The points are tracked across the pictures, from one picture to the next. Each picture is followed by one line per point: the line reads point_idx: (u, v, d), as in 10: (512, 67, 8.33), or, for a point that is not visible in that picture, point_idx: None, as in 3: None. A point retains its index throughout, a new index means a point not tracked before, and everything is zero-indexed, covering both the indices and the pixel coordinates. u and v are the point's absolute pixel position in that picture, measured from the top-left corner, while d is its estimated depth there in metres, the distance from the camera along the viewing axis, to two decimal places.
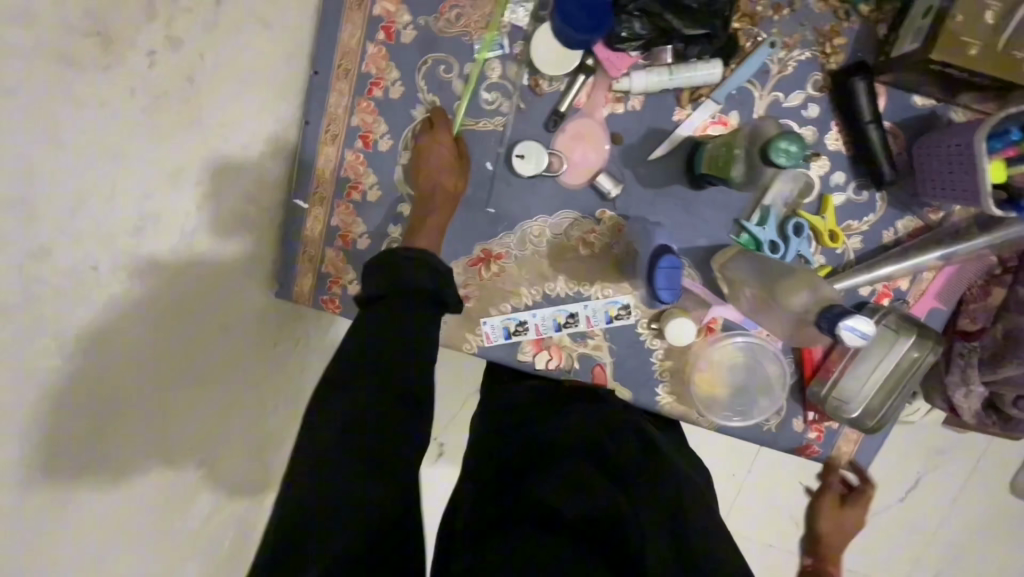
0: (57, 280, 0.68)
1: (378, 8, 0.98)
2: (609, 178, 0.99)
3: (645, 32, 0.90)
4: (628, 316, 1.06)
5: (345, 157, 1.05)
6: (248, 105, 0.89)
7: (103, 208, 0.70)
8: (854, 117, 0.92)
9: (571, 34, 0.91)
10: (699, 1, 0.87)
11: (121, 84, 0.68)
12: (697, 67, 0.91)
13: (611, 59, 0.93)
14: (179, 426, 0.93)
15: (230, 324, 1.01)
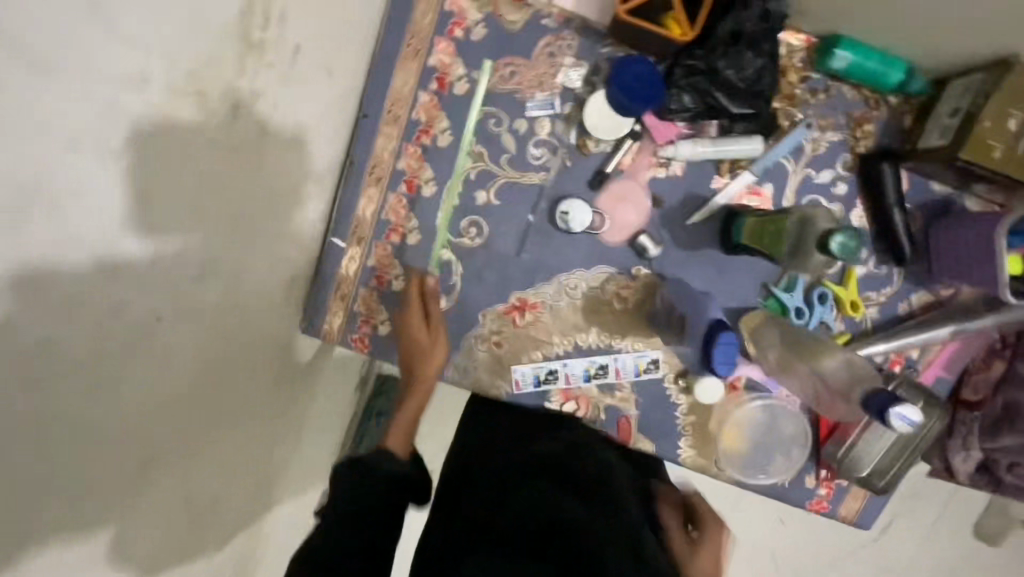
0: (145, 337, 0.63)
1: (434, 59, 0.99)
2: (650, 240, 1.02)
3: (694, 106, 0.94)
4: (656, 370, 1.09)
5: (387, 201, 1.05)
6: (305, 149, 0.88)
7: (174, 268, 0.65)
8: (880, 198, 0.98)
9: (627, 105, 0.94)
10: (745, 82, 0.93)
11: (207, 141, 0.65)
12: (740, 142, 0.96)
13: (658, 127, 0.97)
14: (199, 445, 0.76)
15: (266, 363, 0.96)
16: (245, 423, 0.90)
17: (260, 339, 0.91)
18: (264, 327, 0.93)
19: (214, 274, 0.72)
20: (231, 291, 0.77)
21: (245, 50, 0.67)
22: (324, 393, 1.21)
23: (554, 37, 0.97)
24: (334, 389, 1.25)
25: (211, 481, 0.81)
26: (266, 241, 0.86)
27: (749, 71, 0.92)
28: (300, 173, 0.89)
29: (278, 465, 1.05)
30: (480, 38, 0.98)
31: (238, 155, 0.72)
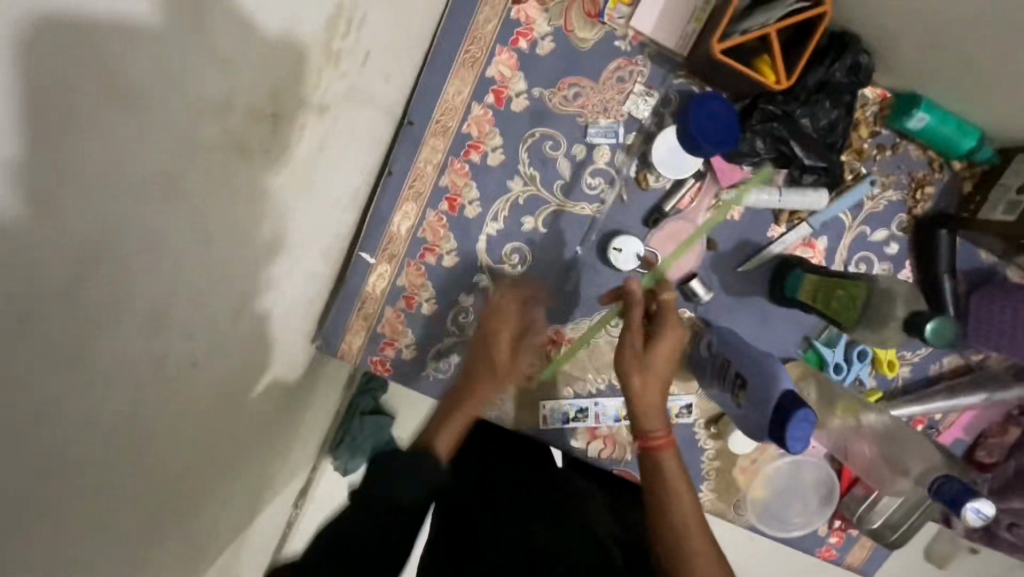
0: (168, 370, 0.55)
1: (493, 70, 0.91)
2: (701, 284, 0.97)
3: (765, 153, 0.90)
4: (688, 415, 1.06)
5: (426, 217, 0.96)
6: (350, 158, 0.79)
7: (202, 290, 0.56)
8: (931, 263, 0.96)
9: (699, 145, 0.88)
10: (819, 133, 0.89)
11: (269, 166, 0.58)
12: (806, 194, 0.92)
13: (725, 169, 0.93)
14: (188, 452, 0.66)
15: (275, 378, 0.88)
16: (245, 457, 0.87)
17: (268, 362, 0.83)
18: (276, 346, 0.84)
19: (247, 307, 0.67)
20: (247, 321, 0.69)
21: (309, 65, 0.60)
22: (318, 401, 1.18)
23: (626, 61, 0.91)
24: (325, 396, 1.21)
25: (216, 500, 0.79)
26: (295, 256, 0.77)
27: (823, 123, 0.89)
28: (340, 185, 0.80)
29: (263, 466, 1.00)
30: (545, 52, 0.91)
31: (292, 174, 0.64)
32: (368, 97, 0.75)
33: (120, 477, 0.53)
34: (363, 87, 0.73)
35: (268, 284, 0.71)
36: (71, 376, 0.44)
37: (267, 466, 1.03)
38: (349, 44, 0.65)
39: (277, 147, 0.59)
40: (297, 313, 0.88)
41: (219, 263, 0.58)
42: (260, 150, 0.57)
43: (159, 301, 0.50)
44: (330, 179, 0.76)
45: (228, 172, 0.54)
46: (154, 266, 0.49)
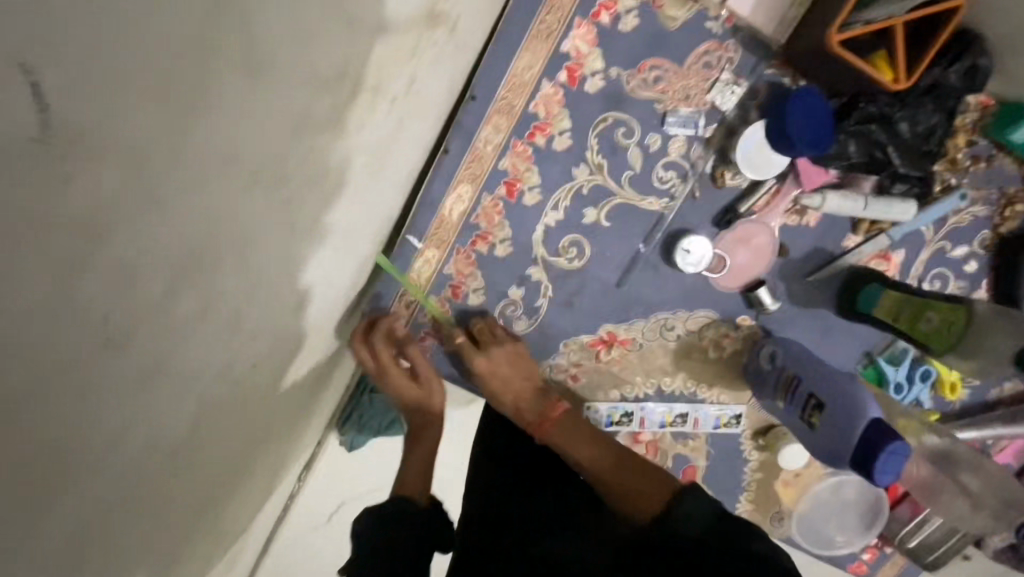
0: (224, 363, 0.48)
1: (569, 44, 0.83)
2: (768, 293, 0.92)
3: (857, 157, 0.83)
4: (737, 425, 1.01)
5: (481, 202, 0.89)
6: (416, 132, 0.71)
7: (267, 273, 0.48)
8: (1013, 283, 0.90)
9: (789, 146, 0.81)
10: (917, 139, 0.83)
11: (353, 144, 0.52)
12: (893, 205, 0.86)
13: (809, 171, 0.86)
14: (224, 446, 0.58)
15: (307, 363, 0.80)
16: (258, 456, 0.79)
17: (303, 348, 0.75)
18: (314, 337, 0.77)
19: (298, 300, 0.61)
20: (294, 315, 0.62)
21: (406, 34, 0.52)
22: (332, 386, 1.09)
23: (715, 45, 0.84)
24: (339, 378, 1.13)
25: (227, 495, 0.70)
26: (348, 238, 0.69)
27: (920, 127, 0.82)
28: (401, 161, 0.72)
29: (277, 453, 0.92)
30: (628, 29, 0.83)
31: (368, 156, 0.58)
32: (441, 71, 0.68)
33: (170, 491, 0.48)
34: (440, 58, 0.65)
35: (319, 271, 0.64)
36: (161, 392, 0.39)
37: (279, 453, 0.95)
38: (440, 9, 0.58)
39: (365, 125, 0.53)
40: (338, 301, 0.81)
41: (290, 255, 0.51)
42: (354, 123, 0.50)
43: (235, 301, 0.45)
44: (395, 157, 0.68)
45: (321, 158, 0.47)
46: (232, 268, 0.41)
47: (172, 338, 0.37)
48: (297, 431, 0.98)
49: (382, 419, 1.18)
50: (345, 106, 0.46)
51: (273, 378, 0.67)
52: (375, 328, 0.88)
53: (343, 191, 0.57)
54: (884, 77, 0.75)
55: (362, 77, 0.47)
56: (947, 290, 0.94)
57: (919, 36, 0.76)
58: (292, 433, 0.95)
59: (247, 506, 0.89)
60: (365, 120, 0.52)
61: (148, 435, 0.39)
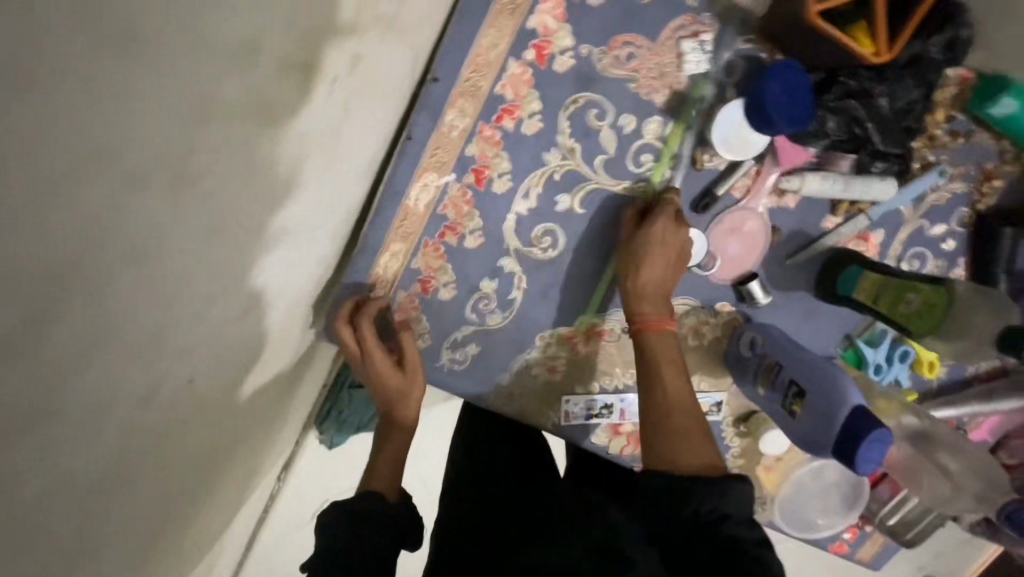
0: (153, 383, 0.43)
1: (537, 19, 0.78)
2: (759, 286, 0.90)
3: (837, 135, 0.81)
4: (718, 413, 0.99)
5: (448, 191, 0.84)
6: (369, 117, 0.65)
7: (197, 280, 0.43)
8: (991, 261, 0.89)
9: (768, 123, 0.78)
10: (897, 115, 0.80)
11: (288, 133, 0.46)
12: (873, 185, 0.84)
13: (788, 151, 0.83)
14: (172, 471, 0.53)
15: (268, 369, 0.75)
16: (223, 468, 0.74)
17: (261, 356, 0.70)
18: (275, 339, 0.72)
19: (254, 303, 0.57)
20: (249, 318, 0.58)
21: (341, 10, 0.47)
22: (304, 388, 1.04)
23: (689, 20, 0.80)
24: (313, 376, 1.06)
25: (188, 519, 0.65)
26: (304, 235, 0.64)
27: (899, 103, 0.79)
28: (357, 150, 0.67)
29: (245, 463, 0.87)
30: (599, 2, 0.78)
31: (316, 146, 0.53)
32: (395, 50, 0.63)
33: (106, 526, 0.44)
34: (392, 36, 0.60)
35: (272, 273, 0.59)
36: (59, 429, 0.34)
37: (248, 462, 0.90)
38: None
39: (306, 113, 0.48)
40: (300, 302, 0.76)
41: (229, 258, 0.47)
42: (288, 110, 0.45)
43: (160, 315, 0.40)
44: (350, 144, 0.63)
45: (250, 150, 0.42)
46: (139, 278, 0.36)
47: (60, 367, 0.32)
48: (265, 438, 0.93)
49: (363, 415, 1.13)
50: (268, 89, 0.41)
51: (227, 390, 0.61)
52: (364, 311, 0.84)
53: (291, 183, 0.52)
54: (865, 49, 0.72)
55: (288, 58, 0.42)
56: (925, 269, 0.93)
57: (902, 9, 0.73)
58: (259, 442, 0.90)
59: (217, 521, 0.84)
60: (303, 107, 0.47)
61: (55, 474, 0.35)
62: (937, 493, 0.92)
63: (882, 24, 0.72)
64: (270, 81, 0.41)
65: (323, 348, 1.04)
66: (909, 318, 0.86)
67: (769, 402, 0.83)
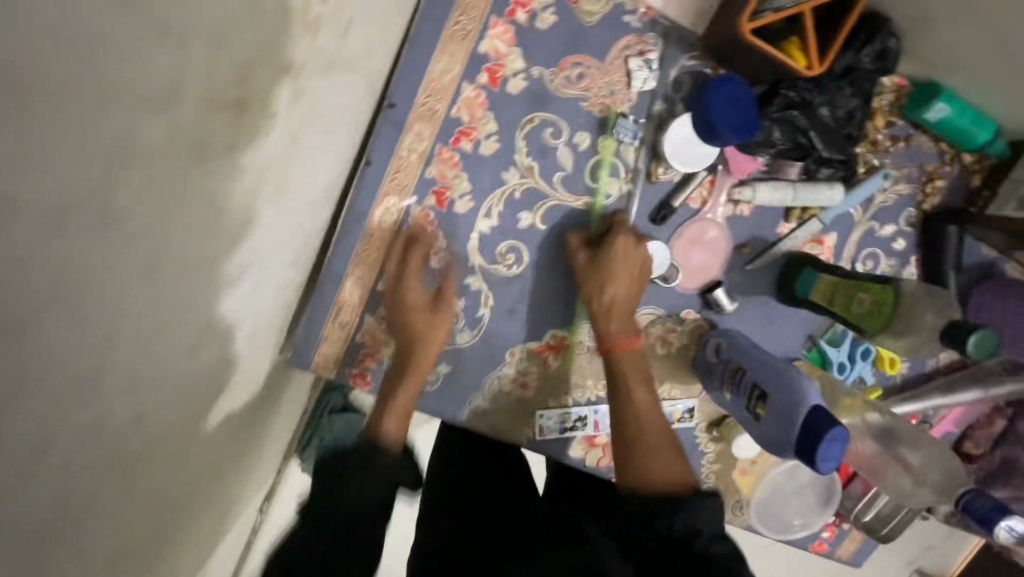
0: (97, 423, 0.42)
1: (487, 45, 0.80)
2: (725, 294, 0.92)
3: (783, 143, 0.84)
4: (691, 419, 1.00)
5: (411, 213, 0.85)
6: (322, 144, 0.67)
7: (138, 316, 0.43)
8: (938, 258, 0.93)
9: (714, 135, 0.81)
10: (837, 123, 0.84)
11: (227, 166, 0.47)
12: (821, 191, 0.87)
13: (738, 160, 0.86)
14: (131, 511, 0.52)
15: (235, 401, 0.74)
16: (193, 503, 0.73)
17: (226, 388, 0.69)
18: (241, 370, 0.72)
19: (212, 333, 0.57)
20: (208, 350, 0.58)
21: (276, 43, 0.49)
22: (280, 419, 1.02)
23: (635, 39, 0.83)
24: (289, 406, 1.05)
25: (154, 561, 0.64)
26: (265, 264, 0.64)
27: (835, 111, 0.83)
28: (312, 177, 0.68)
29: (218, 500, 0.86)
30: (546, 26, 0.81)
31: (264, 176, 0.54)
32: (340, 79, 0.64)
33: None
34: (336, 65, 0.62)
35: (229, 305, 0.59)
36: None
37: (221, 500, 0.88)
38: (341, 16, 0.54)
39: (246, 144, 0.49)
40: (266, 331, 0.76)
41: (172, 292, 0.47)
42: (224, 143, 0.46)
43: (94, 352, 0.40)
44: (303, 172, 0.64)
45: (182, 185, 0.43)
46: (67, 319, 0.36)
47: None
48: (238, 474, 0.91)
49: None
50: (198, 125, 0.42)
51: (189, 424, 0.61)
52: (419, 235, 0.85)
53: (239, 213, 0.52)
54: (797, 63, 0.76)
55: (219, 94, 0.43)
56: (879, 269, 0.96)
57: (831, 23, 0.77)
58: (231, 478, 0.88)
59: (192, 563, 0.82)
60: (240, 139, 0.48)
61: None
62: (906, 486, 0.94)
63: (813, 38, 0.75)
64: (199, 117, 0.42)
65: (297, 378, 1.03)
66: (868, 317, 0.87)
67: (737, 405, 0.85)
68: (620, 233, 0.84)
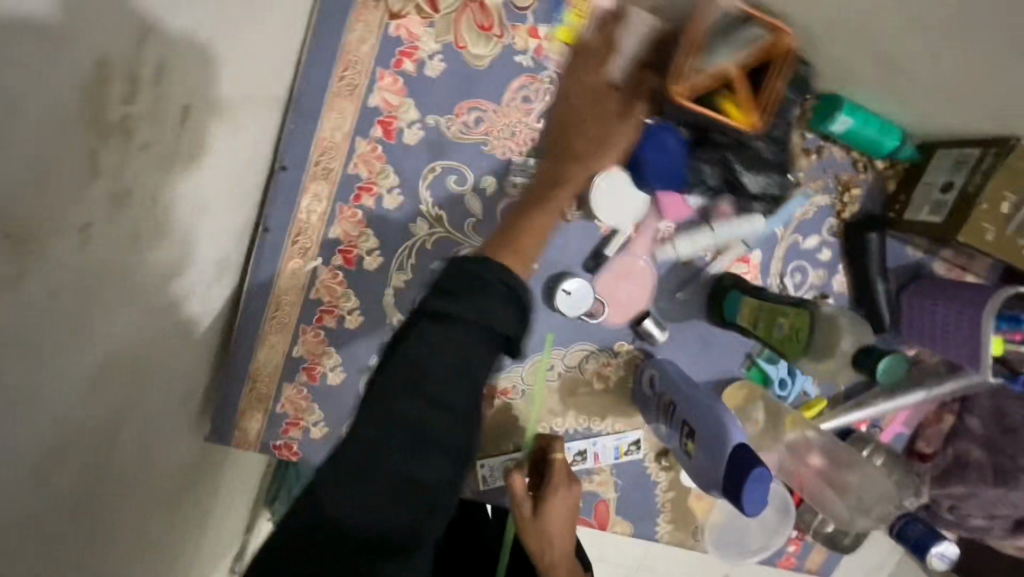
0: None
1: (377, 98, 0.78)
2: (655, 325, 0.90)
3: (711, 181, 0.83)
4: (638, 451, 0.98)
5: (318, 276, 0.82)
6: (203, 222, 0.63)
7: None
8: (864, 268, 0.93)
9: (649, 184, 0.83)
10: (768, 154, 0.83)
11: (71, 286, 0.43)
12: (743, 226, 0.87)
13: (667, 203, 0.87)
14: None
15: (156, 505, 0.69)
16: None
17: (138, 494, 0.64)
18: (156, 466, 0.68)
19: (106, 440, 0.55)
20: (104, 463, 0.55)
21: (134, 144, 0.45)
22: (223, 513, 0.93)
23: (530, 78, 0.81)
24: (232, 496, 0.95)
25: None
26: (144, 359, 0.59)
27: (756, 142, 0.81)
28: (198, 255, 0.64)
29: None
30: (436, 73, 0.79)
31: (119, 281, 0.50)
32: (223, 167, 0.64)
33: None
34: (212, 147, 0.60)
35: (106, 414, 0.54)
36: None
37: None
38: (186, 102, 0.52)
39: (93, 255, 0.45)
40: (171, 419, 0.71)
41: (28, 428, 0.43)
42: (70, 262, 0.42)
43: None
44: (190, 258, 0.62)
45: (27, 318, 0.39)
46: None
47: None
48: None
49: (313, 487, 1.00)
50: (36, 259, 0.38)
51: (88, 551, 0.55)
52: (626, 14, 0.76)
53: (127, 323, 0.54)
54: (735, 120, 0.75)
55: (58, 218, 0.40)
56: (808, 281, 0.95)
57: (759, 73, 0.74)
58: None
59: None
60: (88, 257, 0.44)
61: None
62: (861, 503, 0.93)
63: (746, 95, 0.73)
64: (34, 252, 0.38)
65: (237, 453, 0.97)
66: (781, 343, 0.87)
67: (672, 439, 0.83)
68: (555, 481, 0.78)
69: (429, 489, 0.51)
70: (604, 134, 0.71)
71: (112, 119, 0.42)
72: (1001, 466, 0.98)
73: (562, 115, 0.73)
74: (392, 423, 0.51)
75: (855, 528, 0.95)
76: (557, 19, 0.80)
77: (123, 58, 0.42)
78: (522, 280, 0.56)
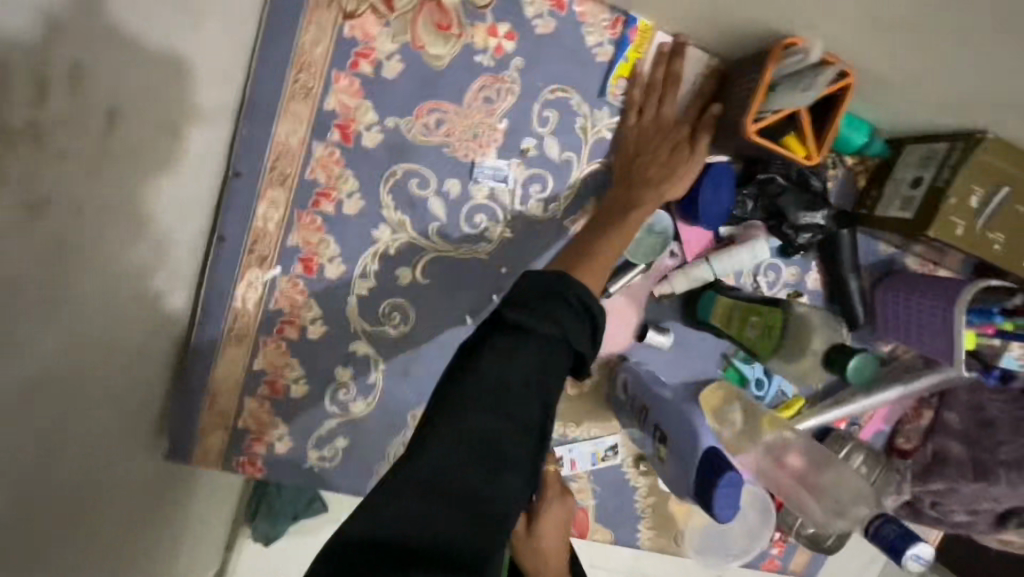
0: None
1: (333, 101, 0.76)
2: (659, 330, 0.89)
3: (755, 214, 0.87)
4: (616, 456, 0.95)
5: (278, 285, 0.79)
6: (151, 229, 0.59)
7: None
8: (837, 264, 0.92)
9: (697, 220, 0.84)
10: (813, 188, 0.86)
11: None
12: (737, 255, 0.87)
13: (689, 239, 0.89)
14: None
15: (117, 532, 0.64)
16: None
17: (95, 519, 0.60)
18: (114, 487, 0.64)
19: (54, 466, 0.52)
20: (52, 488, 0.52)
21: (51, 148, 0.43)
22: (204, 540, 0.87)
23: (492, 78, 0.80)
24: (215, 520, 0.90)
25: None
26: (89, 375, 0.55)
27: (810, 178, 0.86)
28: (146, 265, 0.61)
29: None
30: (394, 74, 0.77)
31: (47, 294, 0.47)
32: (171, 173, 0.61)
33: None
34: (157, 155, 0.57)
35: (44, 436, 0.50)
36: None
37: None
38: (111, 105, 0.49)
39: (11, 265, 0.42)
40: (127, 438, 0.67)
41: None
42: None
43: None
44: (137, 269, 0.59)
45: None
46: None
47: None
48: None
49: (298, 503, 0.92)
50: None
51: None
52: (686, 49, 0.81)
53: (64, 339, 0.50)
54: (797, 153, 0.77)
55: None
56: (782, 279, 0.94)
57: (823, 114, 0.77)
58: None
59: None
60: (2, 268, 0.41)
61: None
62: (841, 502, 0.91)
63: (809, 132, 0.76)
64: None
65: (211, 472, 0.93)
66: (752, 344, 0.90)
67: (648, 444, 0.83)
68: (549, 494, 0.69)
69: (496, 504, 0.45)
70: (669, 161, 0.78)
71: (18, 124, 0.40)
72: (980, 461, 0.96)
73: (631, 145, 0.81)
74: (457, 433, 0.46)
75: (832, 530, 0.94)
76: (618, 56, 0.81)
77: (28, 56, 0.40)
78: (595, 299, 0.55)
